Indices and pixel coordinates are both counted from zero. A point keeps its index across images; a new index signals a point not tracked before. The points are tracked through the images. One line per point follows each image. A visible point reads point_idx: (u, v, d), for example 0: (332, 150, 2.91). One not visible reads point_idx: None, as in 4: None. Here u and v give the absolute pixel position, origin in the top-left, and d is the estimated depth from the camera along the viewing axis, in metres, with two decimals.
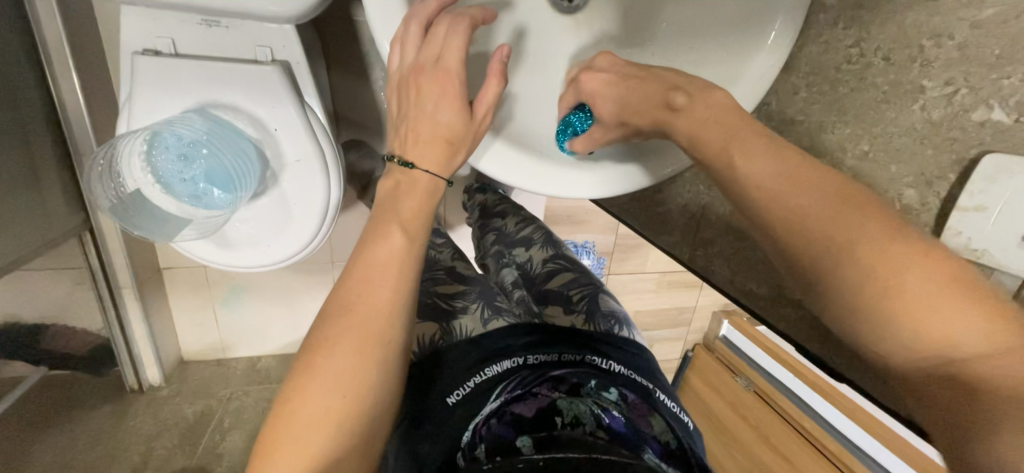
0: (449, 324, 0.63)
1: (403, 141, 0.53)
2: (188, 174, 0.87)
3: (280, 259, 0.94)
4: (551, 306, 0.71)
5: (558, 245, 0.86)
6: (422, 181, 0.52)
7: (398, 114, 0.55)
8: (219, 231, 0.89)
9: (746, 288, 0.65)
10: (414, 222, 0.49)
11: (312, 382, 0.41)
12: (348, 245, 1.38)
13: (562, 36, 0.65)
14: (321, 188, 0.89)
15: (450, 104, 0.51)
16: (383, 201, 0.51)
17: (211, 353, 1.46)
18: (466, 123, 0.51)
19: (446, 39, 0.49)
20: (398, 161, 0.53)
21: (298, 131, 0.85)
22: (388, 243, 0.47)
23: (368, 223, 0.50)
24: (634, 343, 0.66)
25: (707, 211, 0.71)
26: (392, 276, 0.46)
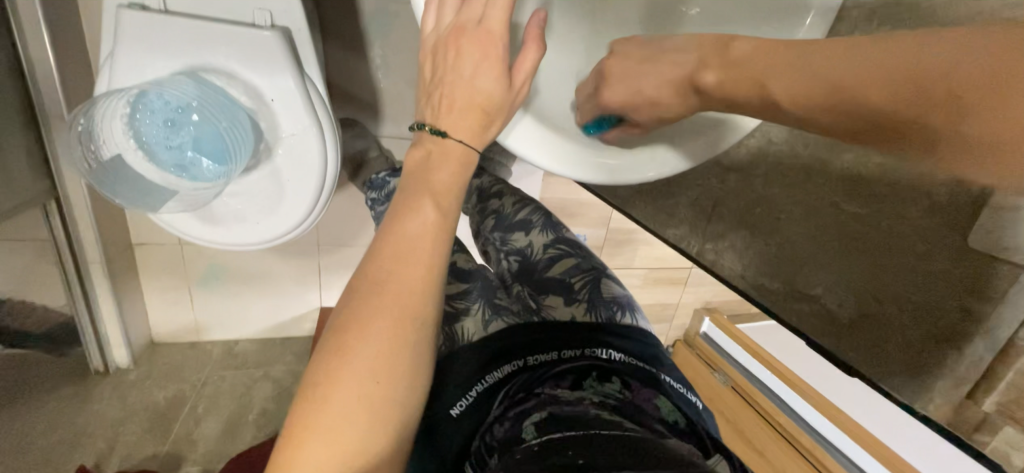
0: (451, 328, 0.61)
1: (435, 109, 0.50)
2: (176, 141, 0.81)
3: (269, 238, 0.89)
4: (552, 296, 0.68)
5: (559, 229, 0.83)
6: (453, 152, 0.48)
7: (429, 80, 0.51)
8: (207, 206, 0.84)
9: (757, 283, 0.62)
10: (448, 197, 0.46)
11: (344, 366, 0.38)
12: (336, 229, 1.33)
13: (589, 18, 0.63)
14: (317, 163, 0.84)
15: (490, 66, 0.48)
16: (415, 172, 0.48)
17: (184, 336, 1.39)
18: (505, 89, 0.49)
19: (489, 1, 0.48)
20: (429, 130, 0.49)
21: (297, 104, 0.80)
22: (421, 219, 0.44)
23: (400, 193, 0.47)
24: (642, 330, 0.65)
25: (719, 205, 0.70)
26: (424, 255, 0.43)
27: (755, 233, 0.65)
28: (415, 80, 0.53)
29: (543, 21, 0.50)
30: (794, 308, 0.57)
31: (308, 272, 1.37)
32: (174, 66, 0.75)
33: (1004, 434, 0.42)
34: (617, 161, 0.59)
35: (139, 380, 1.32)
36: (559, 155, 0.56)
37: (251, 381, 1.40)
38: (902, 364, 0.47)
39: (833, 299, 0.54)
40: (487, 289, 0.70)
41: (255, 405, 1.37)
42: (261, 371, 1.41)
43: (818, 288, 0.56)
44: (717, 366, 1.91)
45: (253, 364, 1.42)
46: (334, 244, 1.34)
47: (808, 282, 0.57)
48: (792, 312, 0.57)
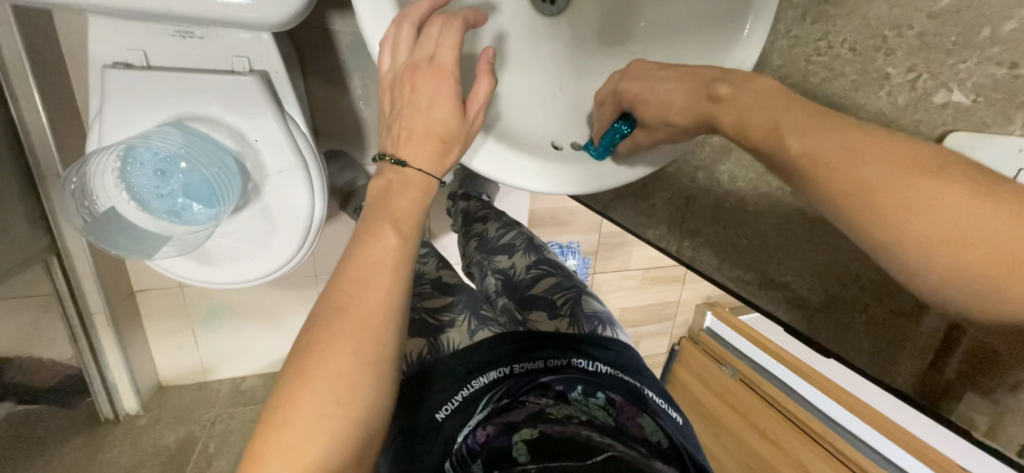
0: (437, 339, 0.61)
1: (396, 139, 0.53)
2: (166, 189, 0.84)
3: (260, 275, 0.91)
4: (536, 312, 0.70)
5: (540, 248, 0.85)
6: (413, 180, 0.51)
7: (390, 113, 0.54)
8: (201, 247, 0.87)
9: (734, 275, 0.67)
10: (407, 222, 0.49)
11: (307, 388, 0.40)
12: (331, 258, 1.35)
13: (544, 38, 0.66)
14: (303, 198, 0.87)
15: (443, 99, 0.51)
16: (377, 199, 0.51)
17: (191, 377, 1.40)
18: (460, 118, 0.52)
19: (440, 38, 0.51)
20: (389, 160, 0.52)
21: (280, 141, 0.84)
22: (381, 246, 0.47)
23: (361, 221, 0.50)
24: (621, 341, 0.66)
25: (691, 201, 0.73)
26: (386, 280, 0.46)
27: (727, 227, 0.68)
28: (380, 113, 0.56)
29: (493, 57, 0.52)
30: (768, 297, 0.61)
31: (307, 302, 1.40)
32: (159, 117, 0.78)
33: (967, 401, 0.43)
34: (573, 173, 0.62)
35: (149, 425, 1.33)
36: (523, 170, 0.59)
37: (260, 416, 1.40)
38: (870, 341, 0.50)
39: (802, 286, 0.57)
40: (474, 301, 0.69)
41: None
42: None
43: (789, 275, 0.59)
44: (724, 360, 1.91)
45: (261, 398, 1.43)
46: (330, 273, 1.36)
47: (779, 271, 0.60)
48: (770, 301, 0.61)
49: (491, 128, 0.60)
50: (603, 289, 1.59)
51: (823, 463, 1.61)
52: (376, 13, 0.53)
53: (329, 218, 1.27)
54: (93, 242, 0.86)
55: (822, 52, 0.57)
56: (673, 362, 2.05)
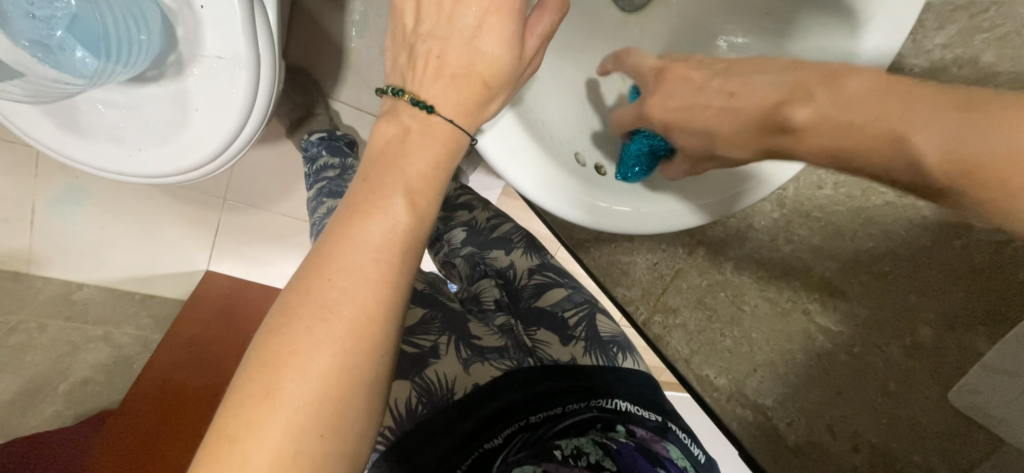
0: (424, 378, 0.50)
1: (420, 72, 0.38)
2: (42, 10, 0.60)
3: (150, 173, 0.71)
4: (545, 331, 0.61)
5: (542, 251, 0.75)
6: (437, 132, 0.37)
7: (412, 32, 0.39)
8: (67, 104, 0.66)
9: (701, 373, 0.59)
10: (426, 194, 0.36)
11: (269, 417, 0.28)
12: (250, 187, 1.12)
13: (603, 36, 0.56)
14: (242, 103, 0.67)
15: (498, 23, 0.37)
16: (384, 154, 0.36)
17: (8, 262, 1.07)
18: (511, 57, 0.38)
19: None
20: (407, 99, 0.38)
21: (234, 20, 0.62)
22: (386, 217, 0.33)
23: (355, 186, 0.35)
24: (645, 376, 0.57)
25: (678, 276, 0.63)
26: (394, 269, 0.33)
27: (712, 318, 0.59)
28: (387, 25, 0.41)
29: None
30: (734, 411, 0.56)
31: (199, 226, 1.16)
32: None
33: None
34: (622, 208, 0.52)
35: None
36: (548, 178, 0.48)
37: (81, 340, 1.13)
38: None
39: (780, 416, 0.53)
40: (455, 320, 0.58)
41: (74, 372, 1.09)
42: (100, 331, 1.15)
43: (769, 399, 0.54)
44: None
45: (91, 319, 1.15)
46: (242, 202, 1.13)
47: (758, 390, 0.55)
48: (738, 418, 0.56)
49: (515, 103, 0.47)
50: None
51: None
52: None
53: (264, 141, 1.05)
54: None
55: None
56: None
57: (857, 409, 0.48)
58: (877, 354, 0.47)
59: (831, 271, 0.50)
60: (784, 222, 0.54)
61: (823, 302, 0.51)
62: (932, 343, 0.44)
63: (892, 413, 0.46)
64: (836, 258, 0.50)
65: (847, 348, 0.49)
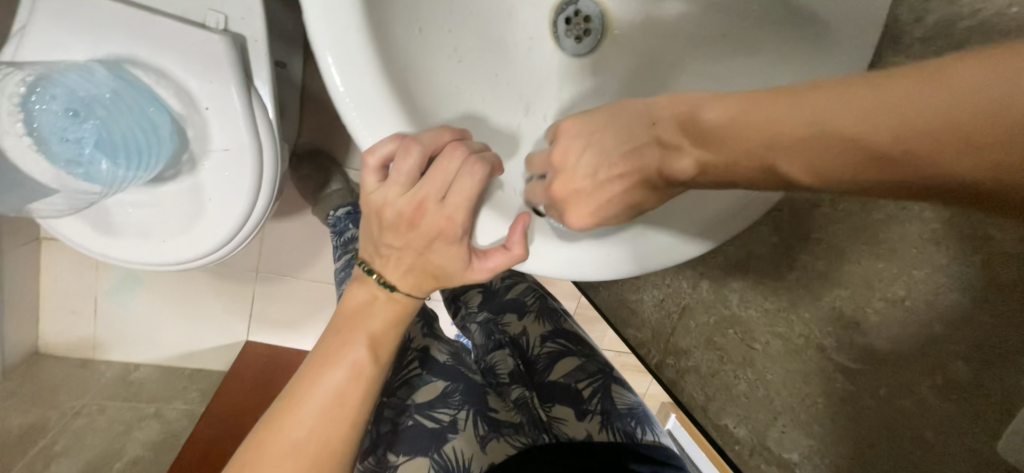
0: (442, 455, 0.52)
1: (385, 259, 0.45)
2: (75, 133, 0.70)
3: (173, 262, 0.77)
4: (561, 406, 0.59)
5: (556, 315, 0.73)
6: (400, 302, 0.47)
7: (375, 232, 0.45)
8: (100, 210, 0.73)
9: (718, 422, 0.54)
10: (387, 343, 0.47)
11: None
12: (277, 259, 1.19)
13: (570, 81, 0.55)
14: (247, 189, 0.73)
15: (442, 246, 0.43)
16: (356, 314, 0.47)
17: (78, 349, 1.22)
18: (463, 269, 0.44)
19: (455, 180, 0.40)
20: (376, 280, 0.46)
21: (235, 116, 0.70)
22: (349, 365, 0.44)
23: (330, 333, 0.46)
24: (665, 448, 0.54)
25: (686, 314, 0.58)
26: (355, 398, 0.44)
27: (724, 360, 0.54)
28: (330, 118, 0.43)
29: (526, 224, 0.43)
30: (758, 466, 0.51)
31: (236, 299, 1.23)
32: (92, 52, 0.64)
33: None
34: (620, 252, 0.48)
35: None
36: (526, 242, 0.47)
37: (135, 419, 1.15)
38: None
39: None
40: (475, 390, 0.59)
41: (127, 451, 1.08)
42: (151, 408, 1.18)
43: (795, 453, 0.49)
44: None
45: (144, 398, 1.20)
46: (273, 272, 1.20)
47: (781, 442, 0.50)
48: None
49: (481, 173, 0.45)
50: None
51: None
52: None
53: (285, 214, 1.13)
54: None
55: None
56: None
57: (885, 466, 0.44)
58: (910, 397, 0.42)
59: (842, 299, 0.45)
60: (785, 247, 0.49)
61: (839, 337, 0.45)
62: (968, 381, 0.39)
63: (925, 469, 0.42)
64: (843, 284, 0.45)
65: (872, 389, 0.44)
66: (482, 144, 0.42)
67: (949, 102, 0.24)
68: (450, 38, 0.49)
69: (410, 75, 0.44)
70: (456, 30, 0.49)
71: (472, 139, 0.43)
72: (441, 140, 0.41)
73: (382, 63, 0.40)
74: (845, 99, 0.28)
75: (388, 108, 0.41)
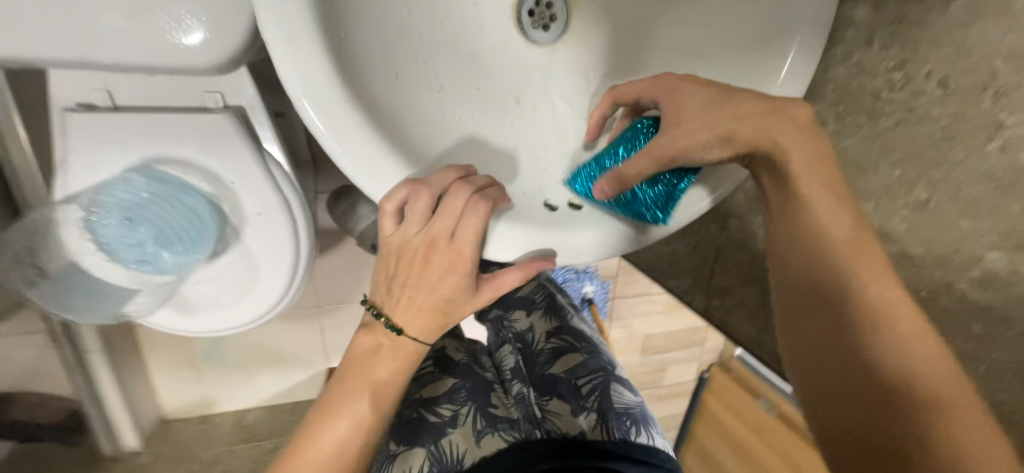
0: (438, 447, 0.61)
1: (396, 302, 0.49)
2: (135, 238, 0.77)
3: (246, 322, 0.86)
4: (557, 401, 0.66)
5: (562, 313, 0.80)
6: (406, 346, 0.51)
7: (392, 273, 0.49)
8: (178, 296, 0.82)
9: (775, 353, 0.59)
10: (388, 387, 0.52)
11: None
12: (334, 289, 1.27)
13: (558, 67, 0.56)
14: (288, 244, 0.80)
15: (451, 280, 0.46)
16: (361, 358, 0.53)
17: (196, 410, 1.36)
18: (470, 296, 0.48)
19: (463, 217, 0.43)
20: (384, 323, 0.51)
21: (259, 184, 0.76)
22: (352, 414, 0.51)
23: (342, 375, 0.53)
24: (660, 451, 0.61)
25: (721, 254, 0.64)
26: (356, 445, 0.50)
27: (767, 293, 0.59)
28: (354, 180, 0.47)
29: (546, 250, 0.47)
30: None
31: (310, 333, 1.32)
32: (127, 163, 0.72)
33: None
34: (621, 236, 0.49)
35: (149, 463, 1.31)
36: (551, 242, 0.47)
37: (260, 455, 1.38)
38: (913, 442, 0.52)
39: None
40: (480, 388, 0.68)
41: None
42: (271, 443, 1.39)
43: None
44: (757, 391, 1.56)
45: (262, 436, 1.40)
46: (334, 302, 1.28)
47: None
48: None
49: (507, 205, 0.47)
50: (623, 315, 1.40)
51: None
52: (310, 67, 0.39)
53: (327, 249, 1.20)
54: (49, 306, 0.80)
55: (896, 87, 0.47)
56: (702, 392, 1.69)
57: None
58: (950, 295, 0.48)
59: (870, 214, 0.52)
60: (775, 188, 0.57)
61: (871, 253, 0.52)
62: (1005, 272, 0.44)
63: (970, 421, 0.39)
64: (867, 199, 0.52)
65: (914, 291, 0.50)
66: (487, 179, 0.45)
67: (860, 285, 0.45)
68: (427, 76, 0.50)
69: (405, 124, 0.46)
70: (433, 57, 0.51)
71: (477, 175, 0.45)
72: (446, 179, 0.44)
73: (377, 123, 0.42)
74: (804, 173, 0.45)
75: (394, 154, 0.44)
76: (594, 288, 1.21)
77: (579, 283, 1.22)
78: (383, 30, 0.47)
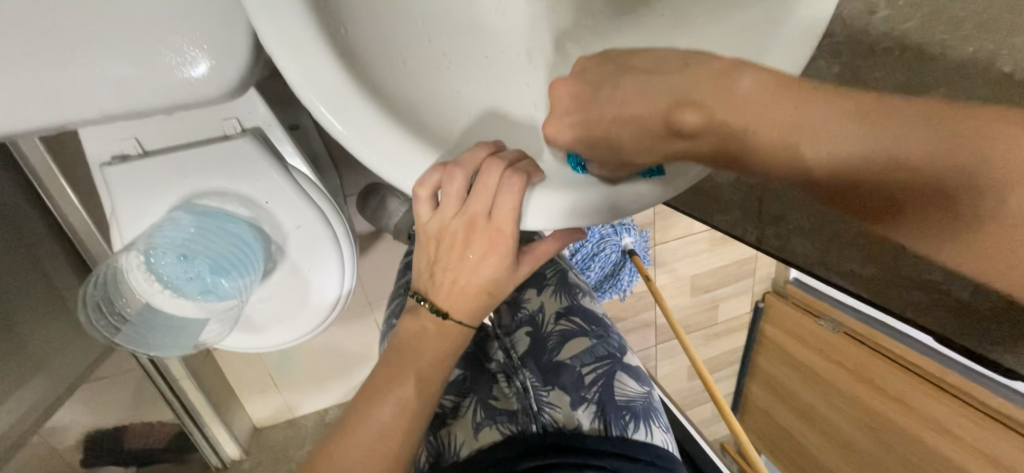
0: (438, 438, 0.68)
1: (442, 287, 0.50)
2: (193, 271, 0.81)
3: (307, 331, 0.91)
4: (557, 393, 0.70)
5: (572, 290, 0.81)
6: (451, 330, 0.52)
7: (435, 258, 0.49)
8: (243, 318, 0.87)
9: (844, 270, 0.58)
10: (433, 374, 0.54)
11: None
12: (381, 285, 1.31)
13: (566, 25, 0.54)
14: (330, 250, 0.83)
15: (493, 259, 0.46)
16: (405, 347, 0.54)
17: (280, 416, 1.47)
18: (511, 271, 0.48)
19: (500, 196, 0.42)
20: (428, 307, 0.51)
21: (291, 198, 0.78)
22: (399, 399, 0.52)
23: (386, 365, 0.54)
24: (656, 448, 0.64)
25: (768, 181, 0.63)
26: (400, 430, 0.52)
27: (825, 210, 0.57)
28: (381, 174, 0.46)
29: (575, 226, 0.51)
30: (901, 296, 0.53)
31: (367, 331, 1.38)
32: (169, 202, 0.75)
33: None
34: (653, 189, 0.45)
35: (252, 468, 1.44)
36: (594, 204, 0.44)
37: None
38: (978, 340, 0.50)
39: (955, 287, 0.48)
40: (483, 378, 0.74)
41: None
42: None
43: None
44: (820, 312, 1.48)
45: None
46: (383, 298, 1.32)
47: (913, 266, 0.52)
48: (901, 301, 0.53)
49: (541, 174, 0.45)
50: (667, 261, 1.37)
51: (975, 426, 1.19)
52: (318, 71, 0.38)
53: (367, 249, 1.23)
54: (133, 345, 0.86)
55: None
56: (760, 322, 1.65)
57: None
58: None
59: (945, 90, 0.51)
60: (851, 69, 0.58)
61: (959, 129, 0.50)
62: None
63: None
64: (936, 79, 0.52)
65: None
66: (516, 152, 0.44)
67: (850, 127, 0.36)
68: (433, 53, 0.49)
69: (419, 112, 0.45)
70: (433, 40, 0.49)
71: (507, 150, 0.44)
72: (478, 157, 0.43)
73: (393, 112, 0.41)
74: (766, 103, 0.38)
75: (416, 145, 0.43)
76: (634, 239, 1.19)
77: (618, 237, 1.20)
78: (377, 18, 0.46)
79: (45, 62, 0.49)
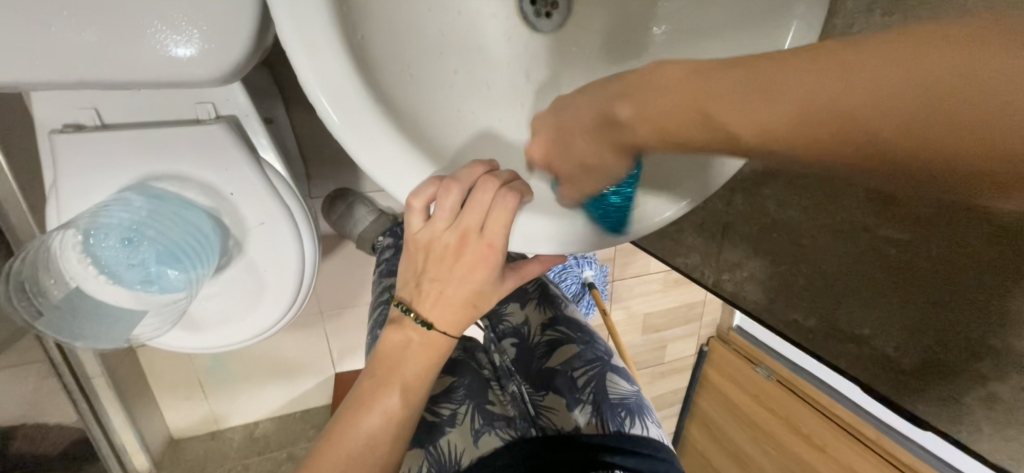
0: (433, 450, 0.63)
1: (425, 299, 0.50)
2: (137, 258, 0.75)
3: (255, 334, 0.85)
4: (553, 395, 0.69)
5: (556, 301, 0.83)
6: (435, 341, 0.51)
7: (422, 270, 0.49)
8: (185, 315, 0.81)
9: (788, 319, 0.63)
10: (415, 385, 0.52)
11: None
12: (335, 294, 1.25)
13: (563, 65, 0.59)
14: (292, 251, 0.79)
15: (481, 273, 0.47)
16: (391, 355, 0.52)
17: (203, 426, 1.34)
18: (496, 288, 0.49)
19: (493, 213, 0.43)
20: (415, 319, 0.51)
21: (260, 193, 0.75)
22: (381, 410, 0.50)
23: (366, 375, 0.53)
24: (653, 441, 0.63)
25: (728, 229, 0.70)
26: (386, 442, 0.50)
27: (776, 263, 0.64)
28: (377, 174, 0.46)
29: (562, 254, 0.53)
30: (838, 348, 0.59)
31: (313, 341, 1.31)
32: (122, 183, 0.70)
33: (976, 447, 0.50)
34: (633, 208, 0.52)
35: None
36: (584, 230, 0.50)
37: (274, 464, 1.37)
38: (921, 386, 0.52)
39: (884, 341, 0.54)
40: (476, 386, 0.72)
41: None
42: (284, 452, 1.38)
43: (866, 328, 0.56)
44: (756, 359, 1.57)
45: (274, 445, 1.38)
46: (336, 308, 1.27)
47: (850, 322, 0.57)
48: (846, 355, 0.58)
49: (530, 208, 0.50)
50: (623, 297, 1.41)
51: None
52: (324, 72, 0.40)
53: (325, 254, 1.18)
54: (53, 333, 0.78)
55: None
56: (702, 363, 1.72)
57: (950, 321, 0.49)
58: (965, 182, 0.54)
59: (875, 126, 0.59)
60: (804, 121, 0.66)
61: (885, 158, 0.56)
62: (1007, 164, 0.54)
63: (986, 311, 0.47)
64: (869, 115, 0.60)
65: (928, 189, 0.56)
66: (510, 173, 0.45)
67: (832, 68, 0.31)
68: (440, 75, 0.53)
69: (415, 126, 0.46)
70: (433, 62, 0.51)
71: (503, 169, 0.45)
72: (475, 174, 0.44)
73: (399, 125, 0.44)
74: (798, 77, 0.32)
75: (412, 157, 0.44)
76: (594, 272, 1.23)
77: (579, 269, 1.23)
78: (379, 32, 0.47)
79: (31, 18, 0.46)
